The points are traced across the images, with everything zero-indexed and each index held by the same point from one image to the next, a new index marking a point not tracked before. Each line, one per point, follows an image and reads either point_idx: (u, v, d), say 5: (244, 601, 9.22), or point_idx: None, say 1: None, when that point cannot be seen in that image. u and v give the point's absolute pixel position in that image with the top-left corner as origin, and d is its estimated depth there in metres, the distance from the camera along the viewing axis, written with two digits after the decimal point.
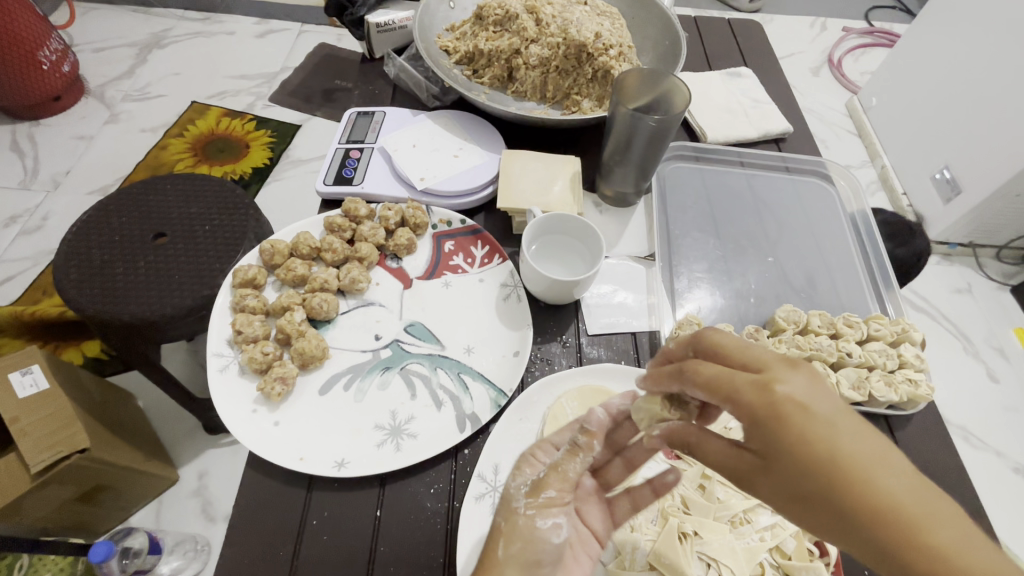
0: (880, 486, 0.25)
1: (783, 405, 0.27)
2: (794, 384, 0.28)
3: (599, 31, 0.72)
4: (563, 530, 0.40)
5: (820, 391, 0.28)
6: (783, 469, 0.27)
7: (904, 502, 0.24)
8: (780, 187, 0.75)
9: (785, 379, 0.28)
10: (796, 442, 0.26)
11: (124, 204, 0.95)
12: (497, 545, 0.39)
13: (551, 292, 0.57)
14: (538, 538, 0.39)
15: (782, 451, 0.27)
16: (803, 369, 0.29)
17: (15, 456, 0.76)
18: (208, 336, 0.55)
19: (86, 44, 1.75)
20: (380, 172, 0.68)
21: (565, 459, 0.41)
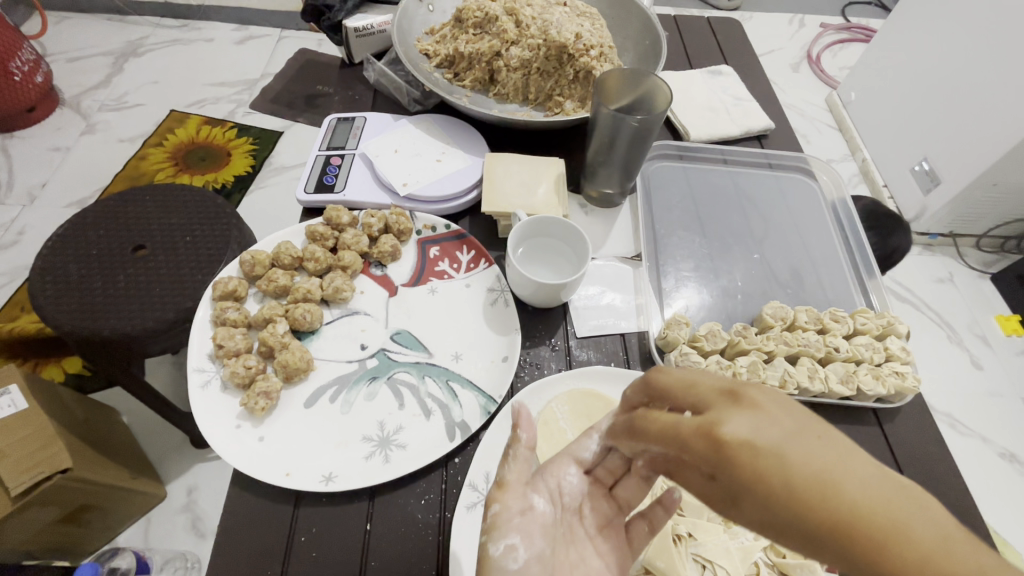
0: (846, 501, 0.24)
1: (727, 444, 0.26)
2: (737, 423, 0.27)
3: (580, 31, 0.72)
4: (520, 552, 0.37)
5: (764, 421, 0.26)
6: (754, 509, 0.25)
7: (866, 511, 0.23)
8: (764, 185, 0.75)
9: (729, 419, 0.27)
10: (755, 484, 0.25)
11: (101, 216, 0.93)
12: None
13: (538, 296, 0.57)
14: (493, 567, 0.36)
15: (744, 489, 0.25)
16: (746, 403, 0.28)
17: None
18: (188, 352, 0.53)
19: (61, 54, 1.72)
20: (362, 179, 0.67)
21: (504, 467, 0.40)
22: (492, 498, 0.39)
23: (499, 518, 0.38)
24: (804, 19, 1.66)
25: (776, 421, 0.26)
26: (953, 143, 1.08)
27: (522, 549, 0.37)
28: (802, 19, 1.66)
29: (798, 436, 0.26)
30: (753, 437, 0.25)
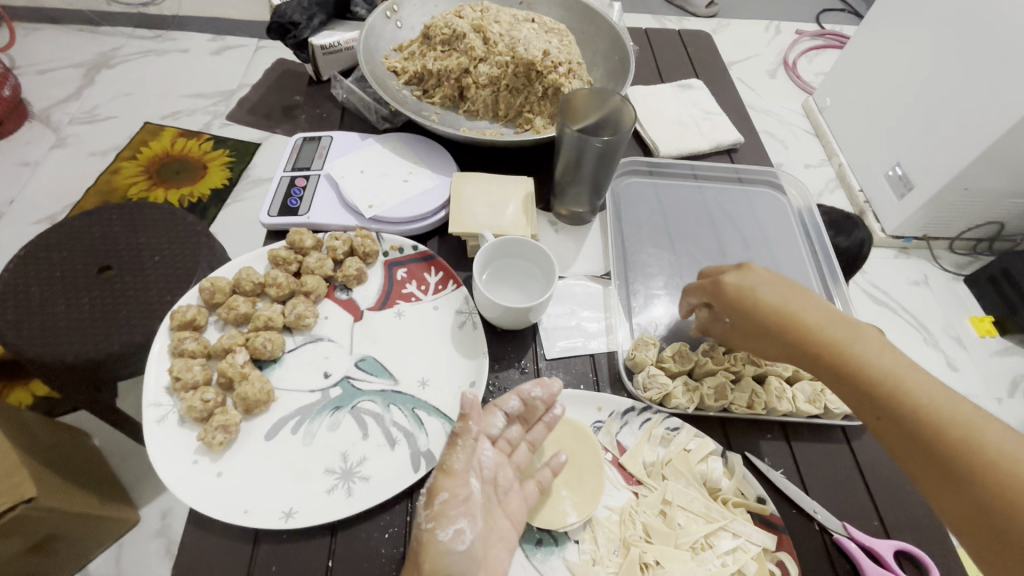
0: None
1: None
2: None
3: (547, 48, 0.72)
4: (467, 534, 0.41)
5: None
6: None
7: None
8: (733, 199, 0.75)
9: None
10: None
11: (65, 236, 0.91)
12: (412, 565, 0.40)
13: (505, 319, 0.56)
14: (442, 551, 0.40)
15: None
16: None
17: None
18: (144, 385, 0.52)
19: (29, 66, 1.68)
20: (328, 200, 0.66)
21: (449, 455, 0.44)
22: (439, 486, 0.43)
23: (447, 506, 0.42)
24: (779, 26, 1.68)
25: None
26: (924, 150, 1.10)
27: (469, 531, 0.41)
28: (777, 26, 1.68)
29: None
30: None
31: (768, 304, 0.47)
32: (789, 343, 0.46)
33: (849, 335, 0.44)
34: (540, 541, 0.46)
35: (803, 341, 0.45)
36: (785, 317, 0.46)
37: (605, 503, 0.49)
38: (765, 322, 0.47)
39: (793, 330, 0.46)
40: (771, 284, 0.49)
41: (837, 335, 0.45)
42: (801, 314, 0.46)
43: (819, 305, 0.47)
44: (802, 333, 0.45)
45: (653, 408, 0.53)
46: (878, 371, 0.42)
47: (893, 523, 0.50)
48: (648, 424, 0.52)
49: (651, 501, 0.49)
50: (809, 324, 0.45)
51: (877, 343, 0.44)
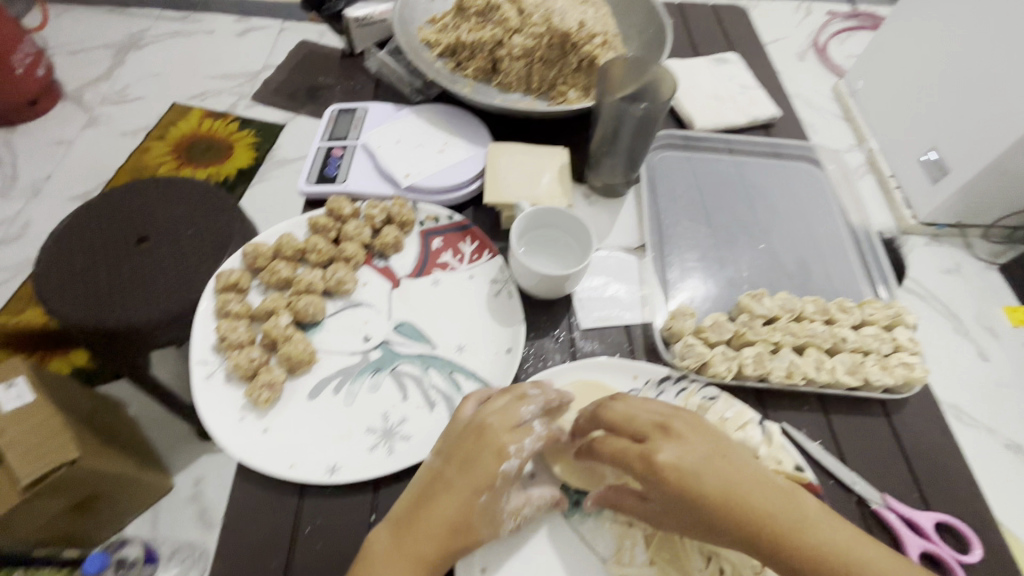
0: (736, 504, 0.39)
1: (665, 470, 0.40)
2: (669, 452, 0.40)
3: (583, 19, 0.72)
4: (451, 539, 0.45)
5: (686, 450, 0.41)
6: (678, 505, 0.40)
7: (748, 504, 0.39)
8: (770, 172, 0.74)
9: (664, 449, 0.41)
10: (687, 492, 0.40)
11: (104, 208, 0.93)
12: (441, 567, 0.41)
13: (542, 287, 0.56)
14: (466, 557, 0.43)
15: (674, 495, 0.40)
16: (673, 435, 0.42)
17: None
18: (192, 344, 0.53)
19: (62, 47, 1.71)
20: (364, 170, 0.66)
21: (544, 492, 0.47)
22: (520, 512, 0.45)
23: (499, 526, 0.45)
24: (811, 6, 1.63)
25: (695, 452, 0.41)
26: (963, 131, 1.06)
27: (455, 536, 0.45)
28: (808, 7, 1.63)
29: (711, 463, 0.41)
30: (678, 464, 0.40)
31: (716, 493, 0.40)
32: (742, 529, 0.39)
33: (798, 518, 0.40)
34: (578, 502, 0.47)
35: (750, 533, 0.39)
36: (734, 506, 0.39)
37: None
38: (716, 516, 0.39)
39: (743, 520, 0.39)
40: (700, 457, 0.41)
41: (789, 518, 0.40)
42: (747, 500, 0.40)
43: (760, 477, 0.41)
44: (756, 523, 0.39)
45: (690, 377, 0.53)
46: (832, 552, 0.39)
47: (932, 496, 0.50)
48: (684, 393, 0.52)
49: None
50: (756, 516, 0.39)
51: (811, 521, 0.40)
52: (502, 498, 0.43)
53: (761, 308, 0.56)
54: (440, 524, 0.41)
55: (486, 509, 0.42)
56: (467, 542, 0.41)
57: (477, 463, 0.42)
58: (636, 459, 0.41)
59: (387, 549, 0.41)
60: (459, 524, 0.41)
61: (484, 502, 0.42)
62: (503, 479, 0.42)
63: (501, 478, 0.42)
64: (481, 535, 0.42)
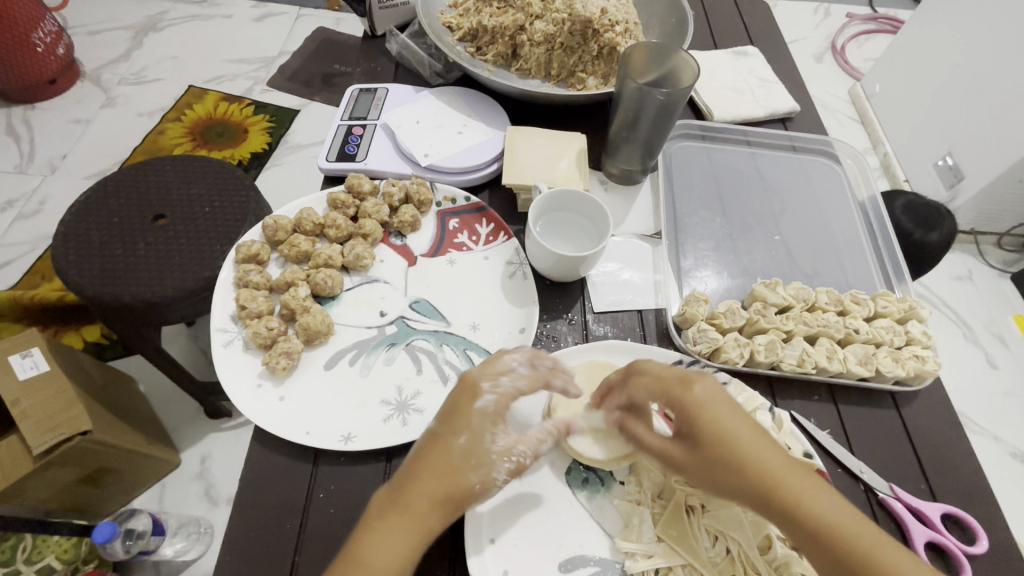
0: (755, 446, 0.39)
1: (697, 396, 0.40)
2: (705, 385, 0.41)
3: (605, 5, 0.71)
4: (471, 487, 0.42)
5: (720, 388, 0.42)
6: (703, 435, 0.40)
7: (765, 449, 0.39)
8: (787, 166, 0.74)
9: (702, 382, 0.42)
10: (716, 421, 0.40)
11: (123, 185, 0.94)
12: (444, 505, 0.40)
13: (557, 269, 0.57)
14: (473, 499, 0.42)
15: (701, 422, 0.40)
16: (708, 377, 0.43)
17: (17, 439, 0.78)
18: (212, 312, 0.54)
19: (81, 27, 1.73)
20: (384, 149, 0.67)
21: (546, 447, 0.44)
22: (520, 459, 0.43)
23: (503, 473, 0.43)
24: (830, 8, 1.62)
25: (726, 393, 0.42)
26: (979, 135, 1.05)
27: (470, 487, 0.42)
28: (827, 8, 1.61)
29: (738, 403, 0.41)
30: (713, 396, 0.41)
31: (738, 442, 0.39)
32: (753, 482, 0.39)
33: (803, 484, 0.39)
34: (587, 480, 0.48)
35: (761, 488, 0.38)
36: (748, 459, 0.39)
37: None
38: (733, 454, 0.39)
39: (756, 473, 0.39)
40: (725, 405, 0.41)
41: (793, 480, 0.39)
42: (763, 453, 0.39)
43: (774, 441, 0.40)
44: (766, 476, 0.38)
45: (702, 362, 0.53)
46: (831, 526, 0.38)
47: (940, 488, 0.50)
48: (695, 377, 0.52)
49: None
50: (768, 464, 0.39)
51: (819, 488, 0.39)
52: (484, 437, 0.41)
53: (775, 296, 0.56)
54: (428, 468, 0.40)
55: (469, 450, 0.41)
56: (451, 484, 0.40)
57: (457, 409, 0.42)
58: (668, 399, 0.41)
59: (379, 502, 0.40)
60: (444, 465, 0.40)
61: (465, 443, 0.41)
62: (479, 414, 0.42)
63: (477, 414, 0.42)
64: (467, 478, 0.40)
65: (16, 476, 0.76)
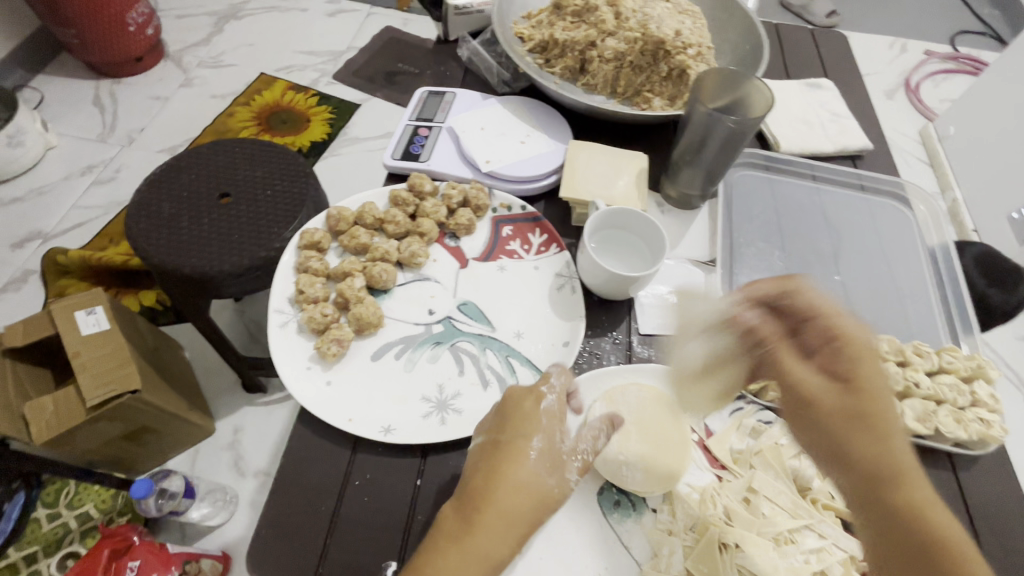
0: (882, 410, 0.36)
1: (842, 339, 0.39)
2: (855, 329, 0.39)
3: (680, 28, 0.72)
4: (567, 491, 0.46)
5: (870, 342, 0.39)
6: (847, 369, 0.38)
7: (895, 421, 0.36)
8: (853, 206, 0.71)
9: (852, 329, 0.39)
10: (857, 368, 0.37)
11: (195, 162, 1.00)
12: (544, 514, 0.43)
13: (608, 287, 0.57)
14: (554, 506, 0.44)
15: (850, 366, 0.38)
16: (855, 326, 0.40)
17: (74, 389, 0.84)
18: (271, 292, 0.56)
19: (171, 12, 1.85)
20: (447, 151, 0.68)
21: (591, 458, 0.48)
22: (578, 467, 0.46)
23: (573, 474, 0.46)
24: (907, 44, 1.55)
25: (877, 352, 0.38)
26: None
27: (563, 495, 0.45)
28: (904, 43, 1.55)
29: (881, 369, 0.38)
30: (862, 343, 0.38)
31: (881, 398, 0.36)
32: (878, 451, 0.35)
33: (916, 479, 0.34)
34: (619, 502, 0.48)
35: (886, 463, 0.34)
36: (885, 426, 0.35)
37: (687, 480, 0.48)
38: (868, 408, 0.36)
39: (891, 444, 0.35)
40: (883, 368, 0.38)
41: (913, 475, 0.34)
42: (904, 431, 0.35)
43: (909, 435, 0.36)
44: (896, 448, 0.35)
45: (746, 397, 0.53)
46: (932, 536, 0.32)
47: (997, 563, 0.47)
48: (739, 412, 0.52)
49: (736, 487, 0.48)
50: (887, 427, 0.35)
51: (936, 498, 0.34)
52: (557, 437, 0.46)
53: None
54: (507, 479, 0.43)
55: (539, 454, 0.45)
56: (526, 488, 0.43)
57: (527, 420, 0.46)
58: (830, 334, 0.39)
59: (459, 517, 0.42)
60: (508, 472, 0.43)
61: (536, 446, 0.45)
62: (548, 415, 0.46)
63: (546, 415, 0.46)
64: (540, 482, 0.43)
65: (70, 425, 0.81)
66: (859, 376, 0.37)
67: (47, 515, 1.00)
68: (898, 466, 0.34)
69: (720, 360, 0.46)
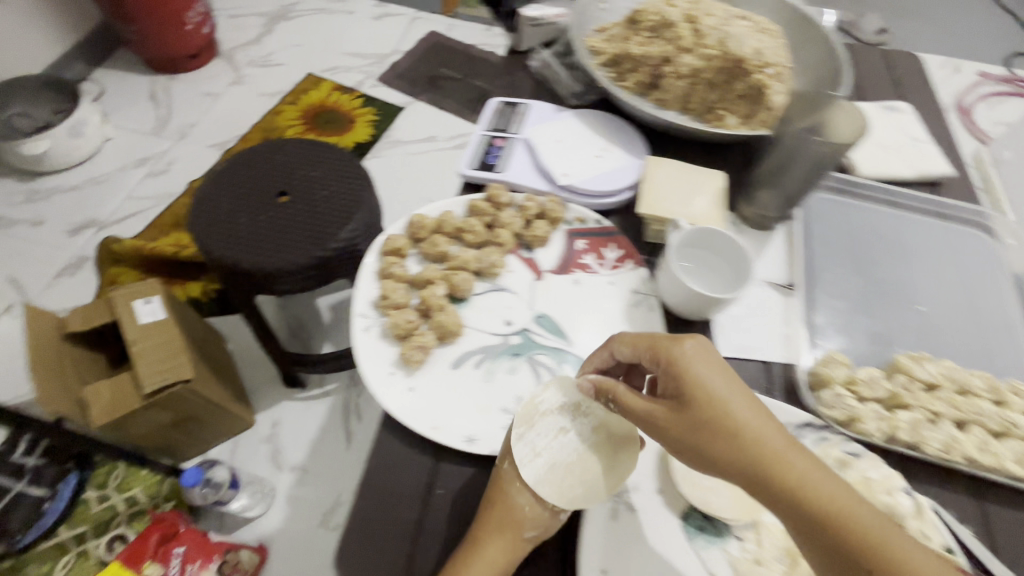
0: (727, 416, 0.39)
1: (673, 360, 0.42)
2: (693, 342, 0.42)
3: (760, 47, 0.72)
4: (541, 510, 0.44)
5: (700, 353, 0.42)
6: (685, 388, 0.41)
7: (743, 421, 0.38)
8: (935, 233, 0.69)
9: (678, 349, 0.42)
10: (693, 383, 0.40)
11: (255, 161, 1.02)
12: (527, 529, 0.44)
13: (689, 306, 0.56)
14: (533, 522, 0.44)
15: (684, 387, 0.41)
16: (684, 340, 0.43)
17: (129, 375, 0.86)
18: (355, 296, 0.57)
19: (224, 11, 1.90)
20: (522, 163, 0.69)
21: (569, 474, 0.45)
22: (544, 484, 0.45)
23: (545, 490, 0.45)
24: (960, 63, 1.52)
25: (711, 361, 0.41)
26: None
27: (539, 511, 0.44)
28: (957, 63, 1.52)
29: (725, 374, 0.41)
30: (684, 360, 0.41)
31: (715, 403, 0.39)
32: (736, 452, 0.38)
33: (789, 461, 0.37)
34: (703, 528, 0.47)
35: (751, 460, 0.37)
36: (735, 428, 0.38)
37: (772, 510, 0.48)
38: (705, 418, 0.39)
39: (745, 442, 0.38)
40: (716, 366, 0.41)
41: (790, 461, 0.37)
42: (745, 424, 0.38)
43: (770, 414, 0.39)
44: (755, 444, 0.37)
45: (833, 427, 0.51)
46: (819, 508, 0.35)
47: None
48: (824, 442, 0.49)
49: None
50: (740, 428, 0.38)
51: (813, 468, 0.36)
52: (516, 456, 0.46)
53: (922, 372, 0.53)
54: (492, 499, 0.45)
55: (508, 474, 0.46)
56: (505, 507, 0.44)
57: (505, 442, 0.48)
58: (656, 359, 0.43)
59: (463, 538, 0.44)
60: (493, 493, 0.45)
61: (507, 466, 0.46)
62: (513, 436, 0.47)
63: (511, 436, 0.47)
64: (515, 500, 0.44)
65: (125, 410, 0.84)
66: (691, 390, 0.40)
67: (96, 496, 0.97)
68: (757, 458, 0.37)
69: (585, 440, 0.46)
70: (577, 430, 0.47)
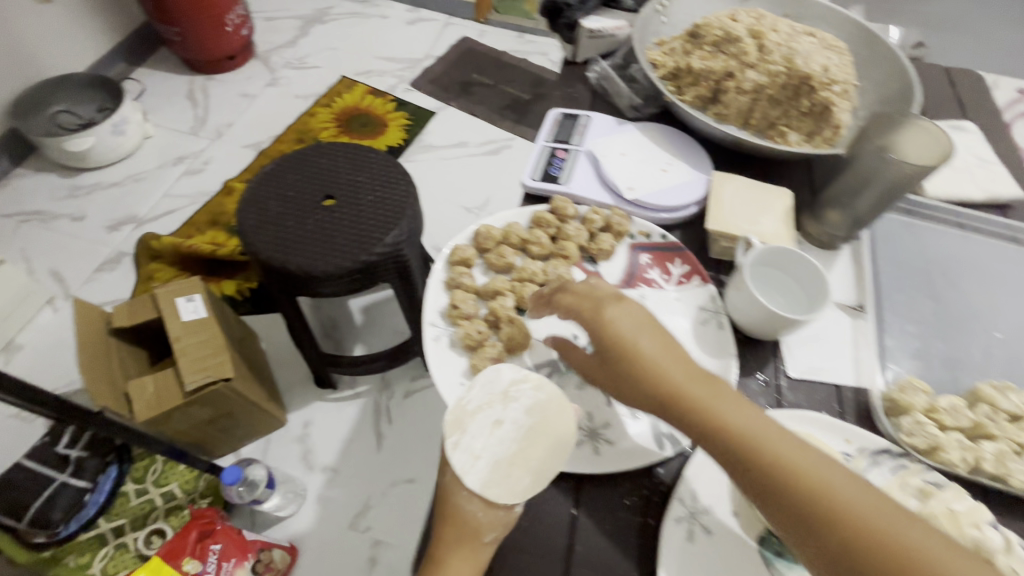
0: (647, 366, 0.41)
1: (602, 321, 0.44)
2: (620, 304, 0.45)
3: (827, 65, 0.71)
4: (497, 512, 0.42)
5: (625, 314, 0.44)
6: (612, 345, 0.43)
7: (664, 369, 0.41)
8: (1007, 257, 0.67)
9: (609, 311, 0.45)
10: (619, 340, 0.43)
11: (301, 164, 1.00)
12: (485, 534, 0.42)
13: (762, 324, 0.56)
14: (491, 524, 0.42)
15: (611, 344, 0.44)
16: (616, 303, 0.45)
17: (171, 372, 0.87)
18: (424, 305, 0.58)
19: (261, 15, 1.93)
20: (586, 175, 0.69)
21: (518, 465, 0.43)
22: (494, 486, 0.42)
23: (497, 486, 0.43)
24: (1002, 79, 1.49)
25: (636, 319, 0.44)
26: None
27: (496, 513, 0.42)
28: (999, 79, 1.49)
29: (647, 330, 0.43)
30: (609, 321, 0.44)
31: (637, 354, 0.42)
32: (659, 399, 0.40)
33: (705, 400, 0.39)
34: (782, 553, 0.45)
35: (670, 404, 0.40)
36: (659, 377, 0.41)
37: None
38: (629, 370, 0.42)
39: (666, 389, 0.40)
40: (643, 324, 0.43)
41: (709, 402, 0.39)
42: (666, 372, 0.41)
43: (690, 360, 0.42)
44: (676, 390, 0.40)
45: (913, 456, 0.50)
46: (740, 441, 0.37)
47: None
48: (902, 471, 0.49)
49: None
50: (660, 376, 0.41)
51: (742, 403, 0.39)
52: (457, 465, 0.43)
53: (1006, 403, 0.52)
54: (446, 519, 0.42)
55: (454, 487, 0.43)
56: (459, 522, 0.42)
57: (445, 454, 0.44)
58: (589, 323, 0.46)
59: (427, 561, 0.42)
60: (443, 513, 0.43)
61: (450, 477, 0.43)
62: (451, 448, 0.44)
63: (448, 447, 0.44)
64: (466, 511, 0.42)
65: (167, 407, 0.84)
66: (615, 347, 0.43)
67: (135, 490, 0.96)
68: (678, 401, 0.40)
69: (521, 426, 0.44)
70: (511, 419, 0.44)
